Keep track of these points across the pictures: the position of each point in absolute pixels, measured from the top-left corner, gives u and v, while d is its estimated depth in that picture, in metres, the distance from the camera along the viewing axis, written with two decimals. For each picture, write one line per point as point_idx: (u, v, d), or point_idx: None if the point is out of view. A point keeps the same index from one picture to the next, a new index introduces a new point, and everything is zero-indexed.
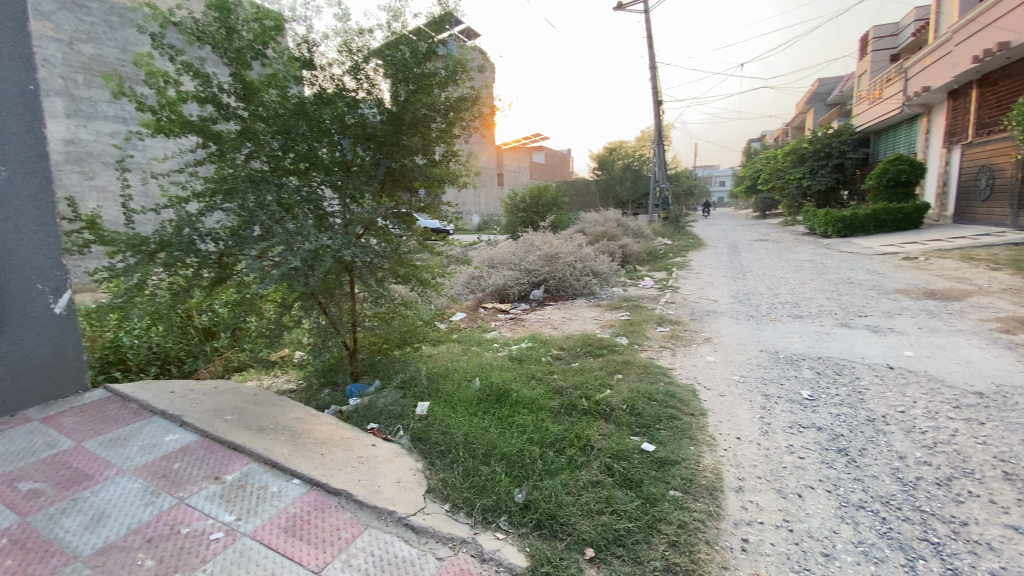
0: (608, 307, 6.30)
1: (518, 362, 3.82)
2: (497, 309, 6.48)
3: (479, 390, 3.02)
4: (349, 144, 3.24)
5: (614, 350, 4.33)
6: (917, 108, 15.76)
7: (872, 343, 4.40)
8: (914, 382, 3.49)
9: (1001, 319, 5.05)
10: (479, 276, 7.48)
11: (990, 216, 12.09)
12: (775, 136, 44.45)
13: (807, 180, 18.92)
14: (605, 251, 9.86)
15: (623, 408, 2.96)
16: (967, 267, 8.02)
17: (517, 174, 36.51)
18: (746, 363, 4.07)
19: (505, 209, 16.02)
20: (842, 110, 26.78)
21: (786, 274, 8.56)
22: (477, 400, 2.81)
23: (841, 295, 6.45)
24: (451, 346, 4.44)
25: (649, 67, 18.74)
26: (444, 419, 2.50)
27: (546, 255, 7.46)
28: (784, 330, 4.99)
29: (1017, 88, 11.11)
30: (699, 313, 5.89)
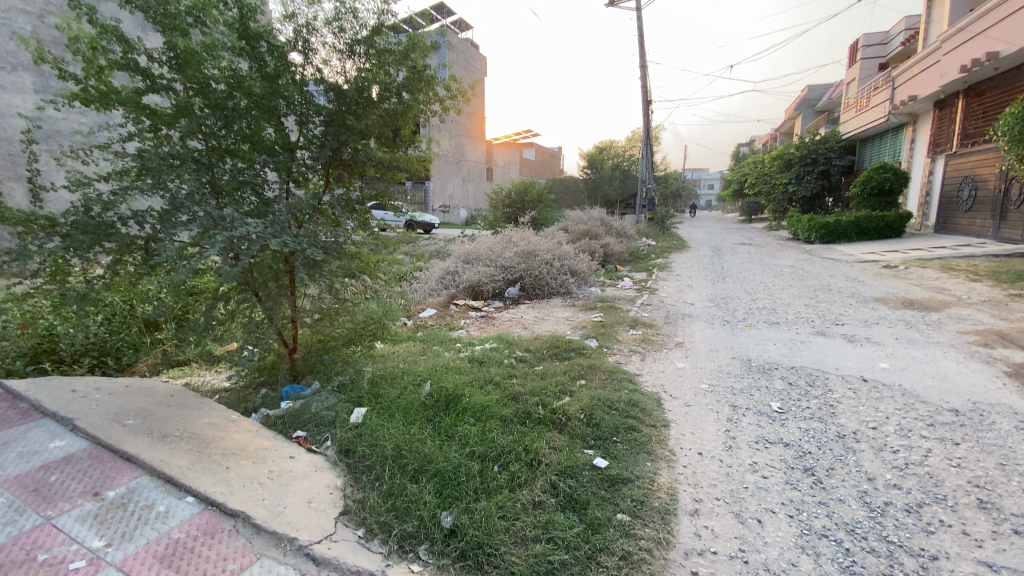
0: (583, 308, 6.12)
1: (478, 364, 3.60)
2: (469, 306, 6.26)
3: (427, 395, 2.79)
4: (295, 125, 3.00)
5: (582, 354, 4.14)
6: (903, 117, 15.83)
7: (847, 354, 4.27)
8: (887, 396, 3.36)
9: (977, 331, 4.97)
10: (453, 271, 7.25)
11: (971, 227, 12.14)
12: (765, 141, 44.69)
13: (792, 185, 18.97)
14: (586, 250, 9.70)
15: (581, 418, 2.76)
16: (946, 277, 7.99)
17: (506, 169, 36.24)
18: (717, 371, 3.90)
19: (490, 204, 15.81)
20: (830, 118, 26.94)
21: (766, 278, 8.46)
22: (420, 406, 2.58)
23: (820, 302, 6.35)
24: (410, 345, 4.20)
25: (640, 66, 18.62)
26: (377, 428, 2.27)
27: (523, 251, 7.25)
28: (759, 337, 4.85)
29: (1003, 99, 11.13)
30: (674, 316, 5.73)
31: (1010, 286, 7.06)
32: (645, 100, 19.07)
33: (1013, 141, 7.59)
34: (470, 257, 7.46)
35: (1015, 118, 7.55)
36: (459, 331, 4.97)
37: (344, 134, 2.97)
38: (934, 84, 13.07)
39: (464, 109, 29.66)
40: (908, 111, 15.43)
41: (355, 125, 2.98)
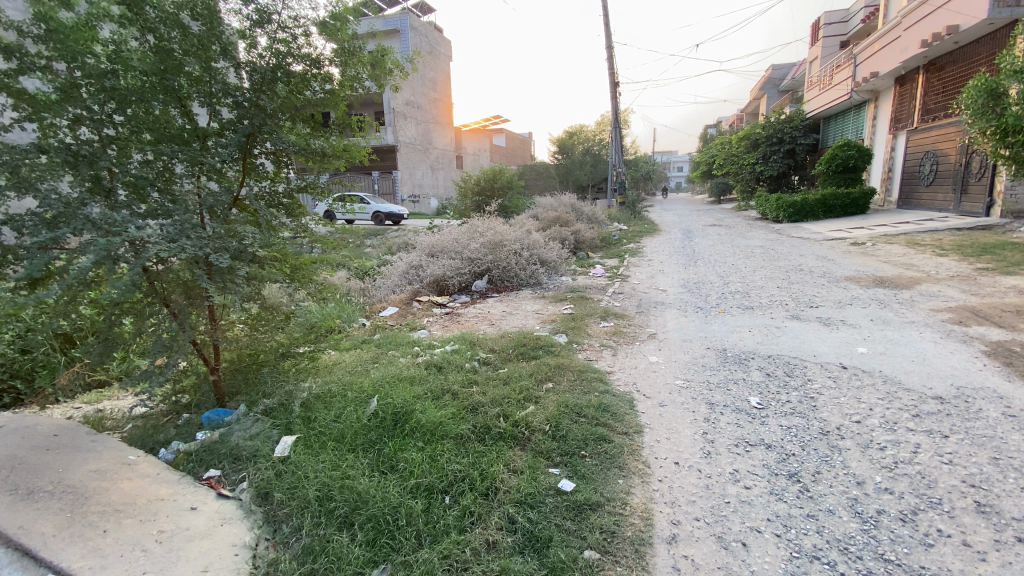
0: (552, 299, 5.84)
1: (435, 370, 3.26)
2: (433, 301, 5.90)
3: (371, 414, 2.45)
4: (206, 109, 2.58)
5: (550, 352, 3.85)
6: (865, 94, 15.98)
7: (824, 339, 4.10)
8: (869, 384, 3.19)
9: (951, 308, 4.88)
10: (417, 265, 6.87)
11: (933, 201, 12.33)
12: (732, 122, 45.10)
13: (760, 165, 19.07)
14: (556, 238, 9.43)
15: (545, 430, 2.47)
16: (914, 253, 8.01)
17: (476, 157, 35.61)
18: (692, 364, 3.67)
19: (458, 193, 15.39)
20: (795, 96, 27.22)
21: (738, 260, 8.35)
22: (360, 430, 2.25)
23: (793, 283, 6.24)
24: (363, 351, 3.85)
25: (606, 47, 18.34)
26: (302, 463, 1.94)
27: (490, 242, 6.92)
28: (733, 325, 4.65)
29: (963, 73, 11.23)
30: (646, 305, 5.51)
31: (976, 259, 7.07)
32: (613, 82, 18.79)
33: (977, 114, 7.58)
34: (435, 250, 7.08)
35: (979, 90, 7.52)
36: (418, 332, 4.59)
37: (257, 116, 2.54)
38: (895, 60, 13.18)
39: (430, 95, 28.87)
40: (870, 88, 15.57)
41: (266, 104, 2.55)
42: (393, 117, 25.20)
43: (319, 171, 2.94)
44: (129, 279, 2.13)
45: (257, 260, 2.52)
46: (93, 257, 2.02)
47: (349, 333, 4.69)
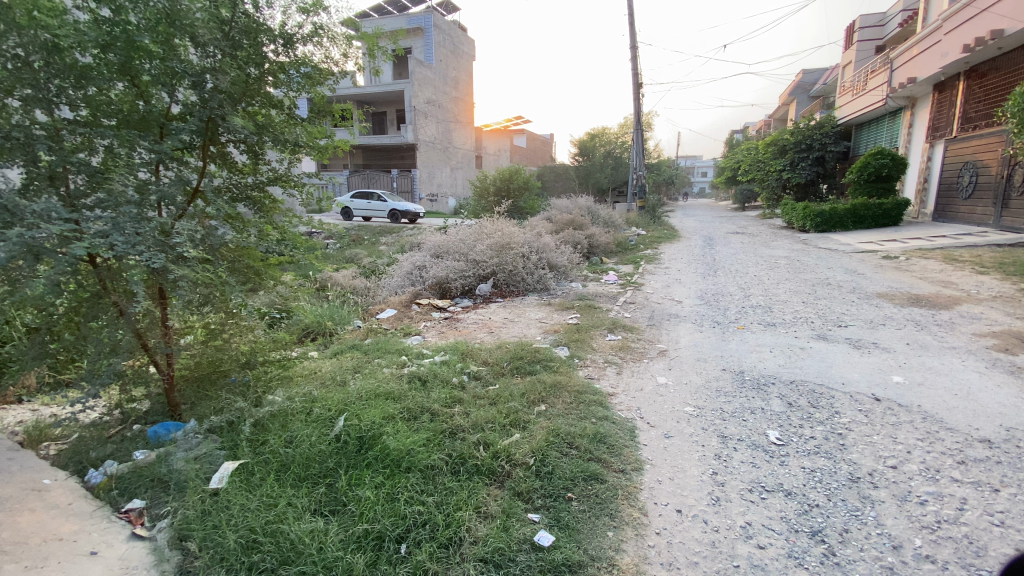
0: (558, 307, 5.51)
1: (418, 385, 2.97)
2: (433, 304, 5.62)
3: (333, 438, 2.17)
4: (174, 91, 2.30)
5: (548, 368, 3.53)
6: (901, 100, 15.26)
7: (854, 364, 3.69)
8: (905, 422, 2.80)
9: (997, 333, 4.42)
10: (421, 266, 6.61)
11: (972, 214, 11.64)
12: (757, 128, 44.15)
13: (786, 172, 18.42)
14: (569, 241, 9.12)
15: (528, 466, 2.16)
16: (952, 269, 7.47)
17: (496, 157, 35.38)
18: (705, 388, 3.31)
19: (475, 192, 15.19)
20: (826, 102, 26.35)
21: (760, 271, 7.91)
22: (315, 461, 1.99)
23: (819, 299, 5.81)
24: (346, 360, 3.59)
25: (630, 48, 17.93)
26: (238, 507, 1.69)
27: (497, 244, 6.61)
28: (753, 343, 4.26)
29: (1006, 81, 10.57)
30: (658, 317, 5.15)
31: (1021, 279, 6.53)
32: (636, 83, 18.36)
33: None
34: (440, 251, 6.82)
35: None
36: (411, 339, 4.31)
37: (213, 99, 2.25)
38: (934, 65, 12.51)
39: (451, 94, 28.75)
40: (906, 94, 14.87)
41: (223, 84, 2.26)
42: (413, 115, 25.10)
43: (291, 161, 2.68)
44: (50, 279, 1.89)
45: (208, 260, 2.28)
46: (7, 251, 1.74)
47: (340, 337, 4.44)
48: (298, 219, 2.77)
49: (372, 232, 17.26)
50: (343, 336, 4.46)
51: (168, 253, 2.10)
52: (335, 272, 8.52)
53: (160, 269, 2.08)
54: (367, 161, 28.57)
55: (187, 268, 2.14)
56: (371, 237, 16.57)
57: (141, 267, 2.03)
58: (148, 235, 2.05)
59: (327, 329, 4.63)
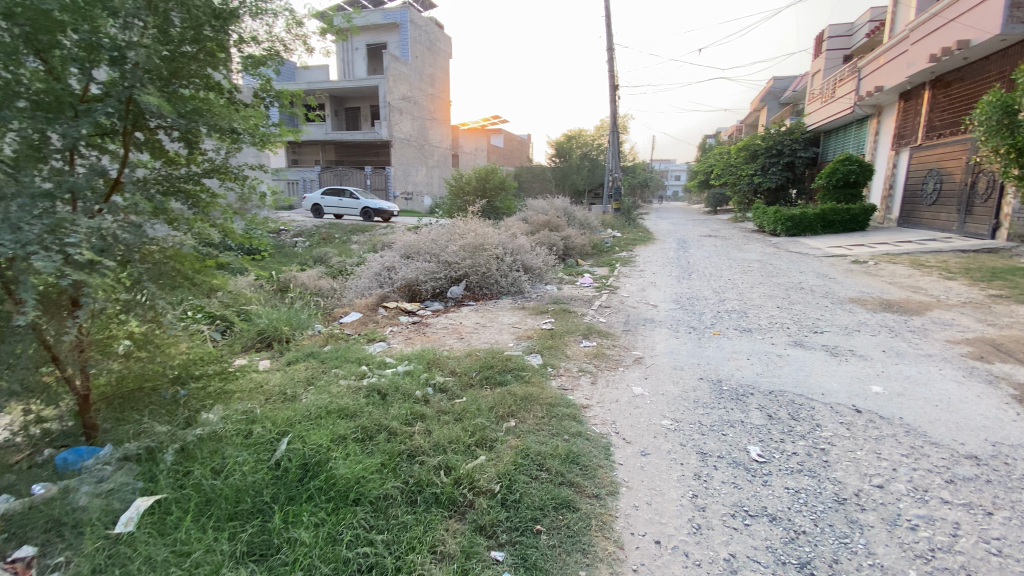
0: (532, 312, 5.32)
1: (376, 399, 2.72)
2: (401, 307, 5.34)
3: (271, 466, 1.93)
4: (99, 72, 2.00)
5: (519, 378, 3.31)
6: (868, 108, 15.64)
7: (832, 373, 3.61)
8: (888, 436, 2.71)
9: (968, 340, 4.43)
10: (389, 267, 6.32)
11: (936, 220, 11.96)
12: (729, 133, 45.05)
13: (758, 177, 18.69)
14: (544, 243, 8.95)
15: (493, 494, 1.95)
16: (920, 274, 7.60)
17: (472, 156, 35.06)
18: (682, 399, 3.15)
19: (449, 191, 14.90)
20: (796, 109, 26.98)
21: (734, 275, 7.90)
22: (245, 497, 1.74)
23: (793, 304, 5.77)
24: (299, 370, 3.31)
25: (606, 49, 17.89)
26: (144, 569, 1.45)
27: (469, 244, 6.37)
28: (729, 350, 4.15)
29: (971, 90, 10.87)
30: (634, 322, 5.00)
31: (986, 285, 6.68)
32: (612, 84, 18.34)
33: (992, 130, 7.16)
34: (410, 252, 6.54)
35: (996, 105, 7.11)
36: (374, 346, 4.04)
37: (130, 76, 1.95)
38: (902, 74, 12.82)
39: (428, 91, 28.33)
40: (873, 103, 15.24)
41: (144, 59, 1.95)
42: (387, 111, 24.60)
43: (229, 151, 2.39)
44: None
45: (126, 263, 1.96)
46: None
47: (297, 344, 4.14)
48: (240, 214, 2.49)
49: (342, 230, 16.76)
50: (300, 343, 4.16)
51: (69, 256, 1.77)
52: (299, 272, 8.12)
53: (59, 275, 1.77)
54: (339, 157, 27.87)
55: (97, 274, 1.83)
56: (341, 235, 16.09)
57: (34, 272, 1.72)
58: (49, 233, 1.74)
59: (285, 335, 4.33)
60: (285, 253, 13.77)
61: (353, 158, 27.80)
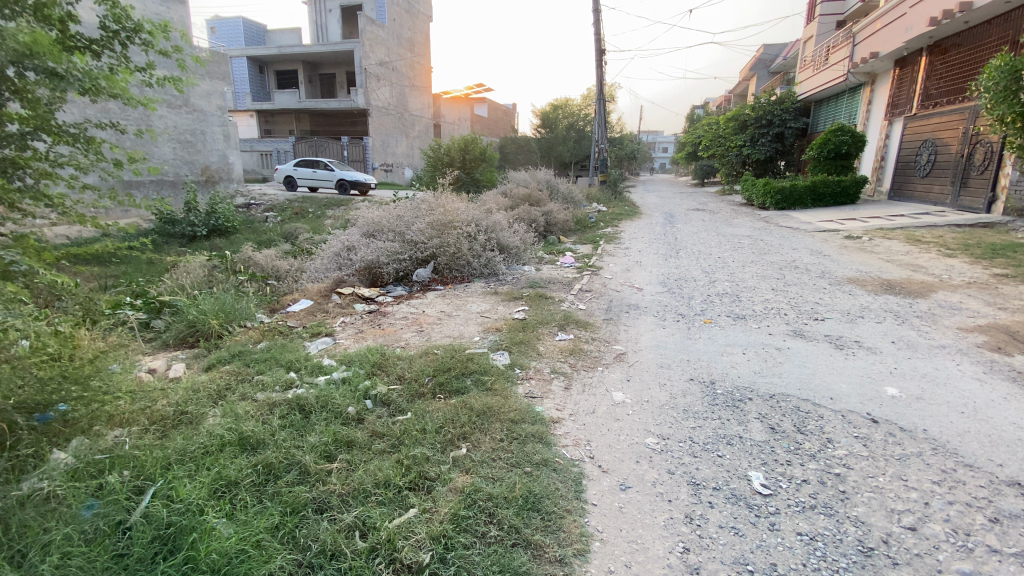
0: (504, 298, 4.78)
1: (295, 422, 2.23)
2: (357, 293, 4.75)
3: (113, 554, 1.42)
4: None
5: (480, 383, 2.79)
6: (862, 76, 15.07)
7: (839, 370, 3.16)
8: (913, 457, 2.29)
9: (982, 328, 4.03)
10: (350, 246, 5.72)
11: (929, 193, 11.59)
12: (719, 103, 44.10)
13: (746, 148, 18.17)
14: (523, 218, 8.38)
15: (422, 570, 1.48)
16: (917, 251, 7.20)
17: (455, 126, 33.84)
18: (669, 407, 2.68)
19: (427, 162, 14.11)
20: (786, 77, 26.23)
21: (724, 252, 7.44)
22: None
23: (789, 286, 5.34)
24: (215, 379, 2.76)
25: (592, 11, 16.93)
26: None
27: (437, 222, 5.76)
28: (722, 342, 3.68)
29: (970, 57, 10.34)
30: (616, 309, 4.51)
31: (988, 262, 6.30)
32: (598, 50, 17.52)
33: (998, 96, 6.64)
34: (372, 230, 5.92)
35: (1003, 71, 6.55)
36: (311, 346, 3.44)
37: None
38: (898, 39, 12.23)
39: (407, 56, 26.98)
40: (867, 70, 14.67)
41: None
42: (363, 78, 23.36)
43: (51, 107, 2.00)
44: None
45: None
46: None
47: (227, 343, 3.57)
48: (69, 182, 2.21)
49: (316, 204, 15.93)
50: (231, 342, 3.59)
51: None
52: (257, 252, 7.48)
53: None
54: (314, 127, 26.64)
55: None
56: (315, 209, 15.29)
57: None
58: None
59: (215, 330, 3.77)
60: (254, 229, 13.01)
61: (330, 128, 26.61)
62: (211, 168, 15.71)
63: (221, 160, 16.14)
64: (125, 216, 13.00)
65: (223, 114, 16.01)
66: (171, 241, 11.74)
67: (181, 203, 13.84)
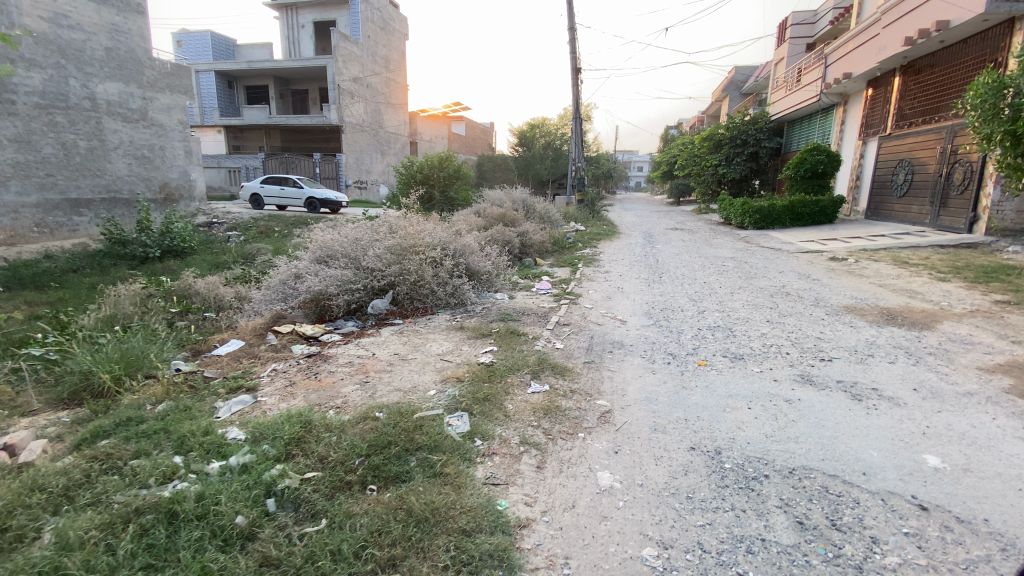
0: (470, 335, 4.16)
1: (148, 549, 1.64)
2: (296, 332, 4.08)
3: None
4: None
5: (426, 464, 2.18)
6: (834, 96, 15.16)
7: (864, 431, 2.64)
8: (985, 566, 1.75)
9: (1005, 368, 3.58)
10: (297, 275, 5.08)
11: (906, 213, 11.51)
12: (692, 123, 44.82)
13: (722, 167, 18.12)
14: (496, 240, 7.84)
15: None
16: (908, 275, 6.88)
17: (432, 144, 33.40)
18: (669, 494, 2.10)
19: (399, 179, 13.50)
20: (758, 98, 26.64)
21: (709, 276, 7.02)
22: None
23: (783, 316, 4.89)
24: (69, 468, 2.14)
25: (568, 29, 16.77)
26: None
27: (396, 246, 5.15)
28: (721, 392, 3.13)
29: (945, 77, 10.32)
30: (598, 348, 3.96)
31: (985, 287, 5.99)
32: (575, 68, 17.33)
33: (986, 115, 6.33)
34: (324, 254, 5.26)
35: (987, 88, 6.31)
36: (221, 410, 2.77)
37: None
38: (871, 60, 12.24)
39: (382, 73, 26.51)
40: (840, 90, 14.74)
41: None
42: (336, 93, 22.76)
43: None
44: None
45: None
46: None
47: (120, 405, 2.90)
48: None
49: (283, 223, 15.14)
50: (126, 403, 2.90)
51: None
52: (201, 278, 6.75)
53: None
54: (286, 143, 25.87)
55: None
56: (281, 228, 14.50)
57: None
58: None
59: (109, 386, 3.09)
60: (212, 250, 12.16)
61: (301, 144, 25.85)
62: (170, 185, 14.76)
63: (182, 177, 15.24)
64: (72, 236, 11.99)
65: (184, 129, 15.18)
66: (119, 264, 10.81)
67: (134, 223, 12.90)
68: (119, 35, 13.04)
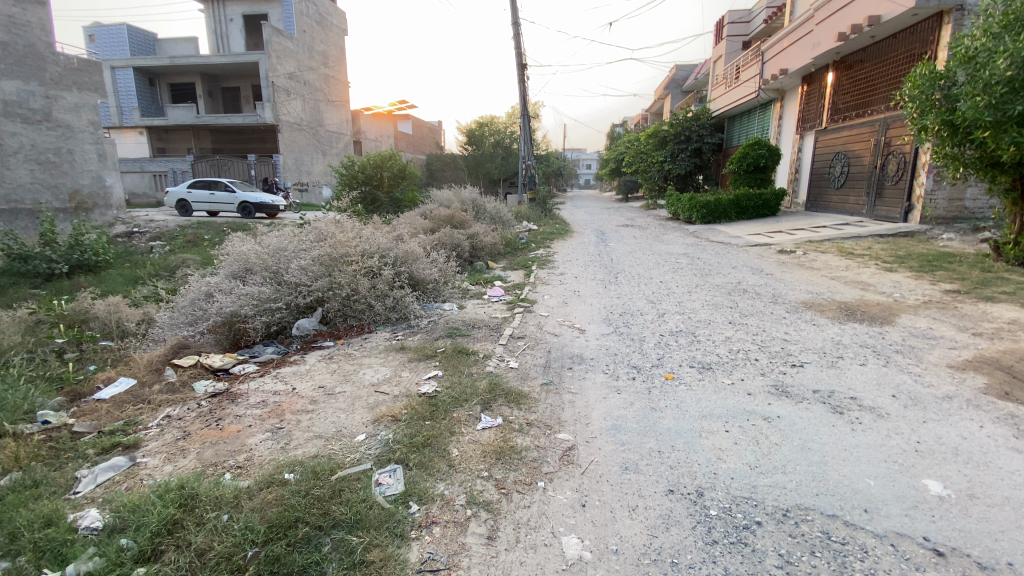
0: (412, 357, 3.66)
1: None
2: (201, 364, 3.45)
3: None
4: None
5: (345, 549, 1.69)
6: (772, 92, 15.54)
7: (853, 453, 2.36)
8: None
9: (973, 365, 3.45)
10: (208, 293, 4.41)
11: (844, 204, 11.87)
12: (637, 121, 45.70)
13: (668, 163, 18.27)
14: (442, 244, 7.32)
15: None
16: (855, 266, 6.95)
17: (377, 143, 32.25)
18: (651, 562, 1.71)
19: (339, 181, 12.65)
20: (699, 95, 27.27)
21: (665, 275, 6.80)
22: None
23: (745, 317, 4.67)
24: None
25: (513, 24, 16.37)
26: None
27: (325, 256, 4.56)
28: (694, 412, 2.79)
29: (876, 71, 10.65)
30: (555, 364, 3.56)
31: (931, 276, 6.07)
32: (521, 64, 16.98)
33: (924, 106, 6.31)
34: (242, 269, 4.60)
35: (923, 80, 6.29)
36: (81, 482, 2.16)
37: None
38: (807, 56, 12.53)
39: (320, 70, 25.25)
40: (777, 86, 15.11)
41: None
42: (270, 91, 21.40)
43: None
44: None
45: None
46: None
47: None
48: None
49: (213, 230, 13.97)
50: None
51: None
52: (102, 299, 5.87)
53: None
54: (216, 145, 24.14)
55: None
56: (211, 237, 13.36)
57: None
58: None
59: None
60: (131, 263, 10.96)
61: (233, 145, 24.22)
62: (82, 193, 13.26)
63: (96, 183, 13.72)
64: None
65: (96, 130, 13.66)
66: (18, 283, 9.47)
67: (37, 236, 11.43)
68: (15, 27, 11.53)
